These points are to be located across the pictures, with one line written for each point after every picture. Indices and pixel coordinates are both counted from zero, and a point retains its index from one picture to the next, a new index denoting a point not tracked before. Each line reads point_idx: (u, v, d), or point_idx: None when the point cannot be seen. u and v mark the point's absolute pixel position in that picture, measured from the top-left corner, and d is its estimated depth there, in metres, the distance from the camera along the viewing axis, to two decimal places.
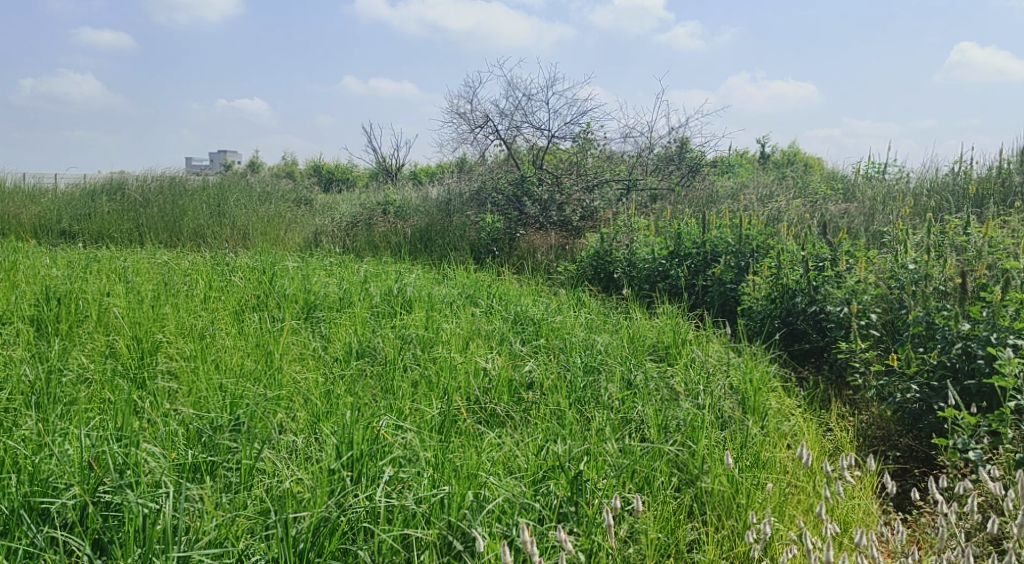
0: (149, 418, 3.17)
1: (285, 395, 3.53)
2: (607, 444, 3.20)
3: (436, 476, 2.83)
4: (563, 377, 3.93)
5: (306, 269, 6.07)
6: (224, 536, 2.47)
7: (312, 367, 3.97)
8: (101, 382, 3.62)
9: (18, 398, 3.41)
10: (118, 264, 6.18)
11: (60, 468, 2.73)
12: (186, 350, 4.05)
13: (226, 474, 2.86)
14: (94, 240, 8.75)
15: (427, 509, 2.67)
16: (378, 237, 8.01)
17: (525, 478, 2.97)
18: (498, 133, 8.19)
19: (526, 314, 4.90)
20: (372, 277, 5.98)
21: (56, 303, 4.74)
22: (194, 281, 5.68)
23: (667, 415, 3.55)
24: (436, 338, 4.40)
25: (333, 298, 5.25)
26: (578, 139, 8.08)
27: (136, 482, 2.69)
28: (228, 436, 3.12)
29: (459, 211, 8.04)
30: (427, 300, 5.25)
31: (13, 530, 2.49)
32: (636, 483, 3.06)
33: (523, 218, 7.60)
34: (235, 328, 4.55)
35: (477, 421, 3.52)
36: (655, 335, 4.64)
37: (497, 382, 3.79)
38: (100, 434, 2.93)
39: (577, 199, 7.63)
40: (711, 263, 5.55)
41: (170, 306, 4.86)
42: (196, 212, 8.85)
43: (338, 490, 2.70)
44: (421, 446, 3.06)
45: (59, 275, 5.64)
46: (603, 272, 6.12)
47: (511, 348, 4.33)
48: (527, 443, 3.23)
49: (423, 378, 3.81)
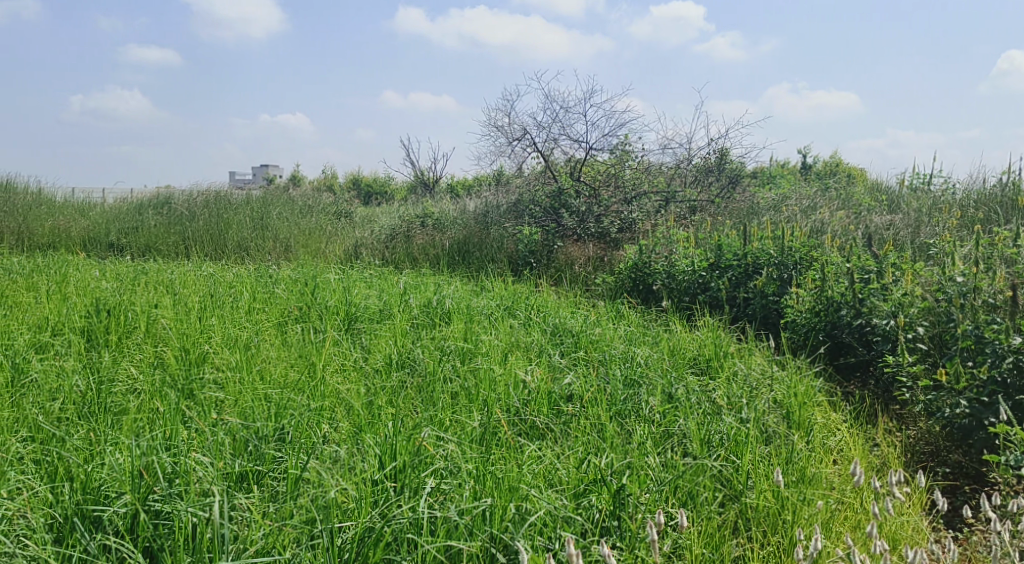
0: (196, 427, 3.24)
1: (328, 406, 3.59)
2: (649, 458, 3.18)
3: (477, 489, 2.84)
4: (602, 391, 3.90)
5: (346, 281, 6.15)
6: (271, 545, 2.51)
7: (353, 378, 4.00)
8: (150, 392, 3.70)
9: (70, 407, 3.49)
10: (165, 277, 6.32)
11: (111, 477, 2.79)
12: (231, 360, 4.13)
13: (273, 483, 2.91)
14: (141, 252, 8.97)
15: (470, 521, 2.68)
16: (416, 249, 8.09)
17: (567, 491, 2.96)
18: (536, 145, 8.19)
19: (565, 326, 4.89)
20: (411, 289, 6.03)
21: (106, 315, 4.86)
22: (238, 293, 5.78)
23: (709, 428, 3.51)
24: (476, 350, 4.42)
25: (374, 310, 5.30)
26: (616, 151, 8.03)
27: (185, 491, 2.74)
28: (274, 446, 3.17)
29: (496, 223, 8.06)
30: (466, 312, 5.29)
31: (66, 538, 2.56)
32: (679, 498, 3.03)
33: (561, 231, 7.60)
34: (280, 339, 4.62)
35: (517, 434, 3.51)
36: (696, 348, 4.60)
37: (538, 394, 3.78)
38: (150, 444, 3.00)
39: (615, 211, 7.59)
40: (753, 275, 5.49)
41: (216, 318, 4.96)
42: (240, 225, 9.02)
43: (383, 501, 2.73)
44: (463, 458, 3.09)
45: (108, 287, 5.79)
46: (643, 285, 6.05)
47: (550, 360, 4.32)
48: (568, 456, 3.22)
49: (463, 390, 3.83)
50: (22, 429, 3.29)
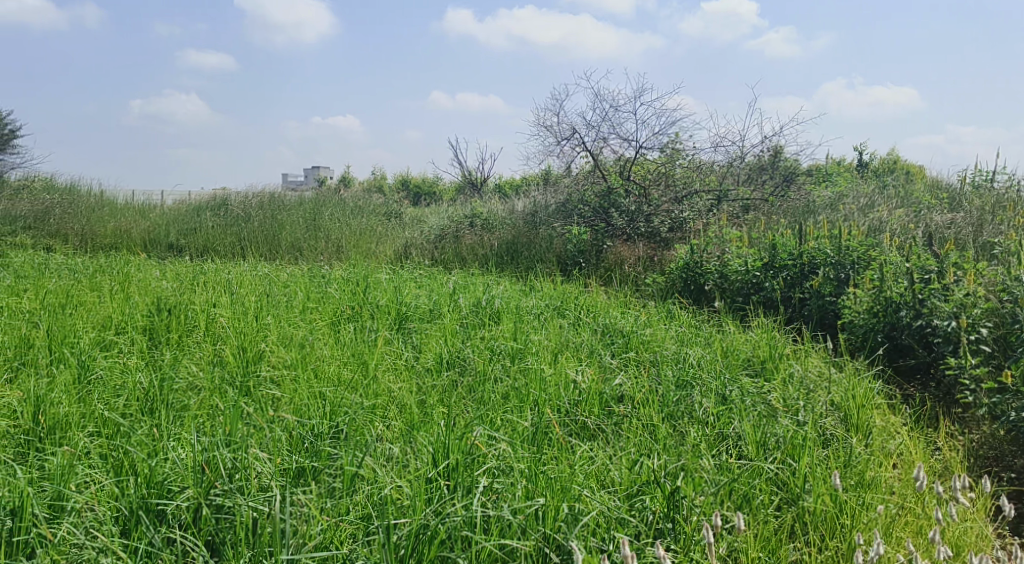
0: (255, 424, 3.32)
1: (381, 404, 3.64)
2: (704, 460, 3.16)
3: (530, 488, 2.85)
4: (654, 392, 3.87)
5: (397, 281, 6.22)
6: (329, 540, 2.55)
7: (405, 377, 4.04)
8: (210, 390, 3.79)
9: (134, 404, 3.60)
10: (222, 277, 6.47)
11: (175, 472, 2.86)
12: (287, 359, 4.22)
13: (329, 479, 2.96)
14: (199, 253, 9.19)
15: (523, 521, 2.69)
16: (465, 249, 8.14)
17: (620, 493, 2.95)
18: (585, 145, 8.16)
19: (615, 326, 4.87)
20: (461, 288, 6.07)
21: (167, 314, 5.00)
22: (293, 292, 5.90)
23: (765, 431, 3.46)
24: (526, 349, 4.42)
25: (424, 309, 5.35)
26: (666, 149, 7.96)
27: (245, 486, 2.80)
28: (329, 443, 3.22)
29: (545, 223, 8.05)
30: (515, 311, 5.30)
31: (133, 531, 2.64)
32: (735, 501, 3.00)
33: (611, 230, 7.54)
34: (333, 338, 4.70)
35: (569, 434, 3.50)
36: (750, 349, 4.53)
37: (589, 395, 3.76)
38: (210, 439, 3.07)
39: (666, 210, 7.51)
40: (809, 275, 5.39)
41: (272, 317, 5.06)
42: (294, 226, 9.22)
43: (436, 499, 2.75)
44: (515, 457, 3.10)
45: (168, 287, 5.95)
46: (694, 285, 5.97)
47: (601, 360, 4.30)
48: (621, 457, 3.20)
49: (513, 390, 3.83)
50: (88, 424, 3.39)
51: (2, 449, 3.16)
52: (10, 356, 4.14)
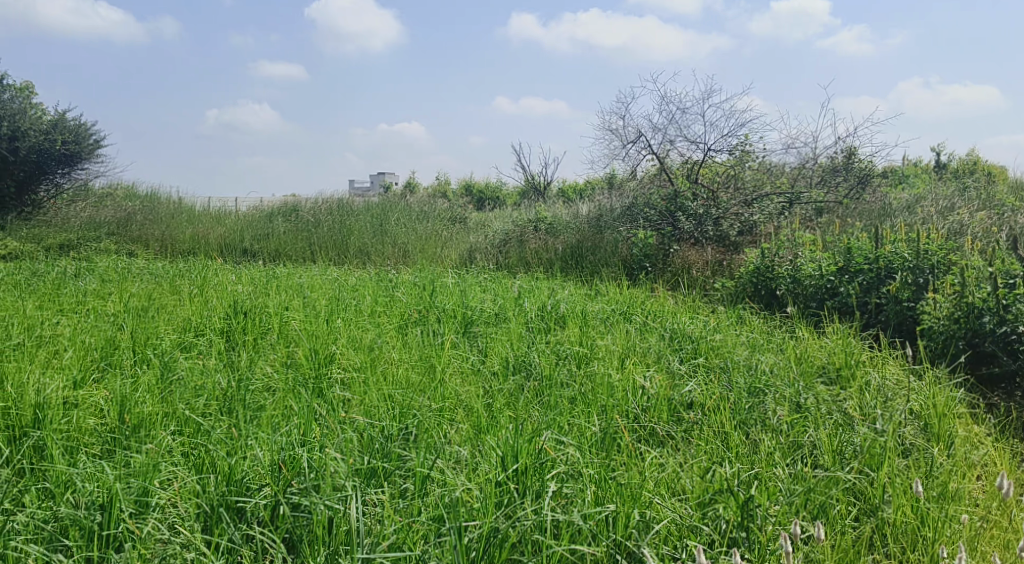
0: (328, 426, 3.39)
1: (448, 407, 3.68)
2: (778, 469, 3.10)
3: (600, 494, 2.85)
4: (725, 399, 3.80)
5: (463, 286, 6.29)
6: (402, 541, 2.59)
7: (471, 381, 4.07)
8: (284, 390, 3.90)
9: (213, 404, 3.72)
10: (295, 281, 6.66)
11: (253, 471, 2.95)
12: (356, 361, 4.30)
13: (400, 480, 3.01)
14: (272, 257, 9.43)
15: (594, 527, 2.69)
16: (529, 253, 8.15)
17: (691, 501, 2.92)
18: (651, 148, 8.08)
19: (684, 331, 4.80)
20: (526, 293, 6.08)
21: (243, 317, 5.16)
22: (362, 296, 6.02)
23: (841, 439, 3.38)
24: (592, 354, 4.40)
25: (489, 313, 5.38)
26: (736, 151, 7.81)
27: (320, 486, 2.87)
28: (399, 445, 3.27)
29: (610, 227, 8.00)
30: (581, 316, 5.29)
31: (215, 528, 2.74)
32: (810, 511, 2.94)
33: (678, 234, 7.44)
34: (401, 341, 4.76)
35: (638, 440, 3.47)
36: (825, 356, 4.42)
37: (657, 402, 3.72)
38: (286, 439, 3.16)
39: (735, 213, 7.41)
40: (886, 279, 5.21)
41: (342, 320, 5.17)
42: (362, 232, 9.45)
43: (506, 503, 2.77)
44: (584, 463, 3.09)
45: (243, 291, 6.14)
46: (765, 289, 5.86)
47: (669, 366, 4.25)
48: (692, 465, 3.17)
49: (580, 394, 3.81)
50: (171, 423, 3.51)
51: (91, 446, 3.29)
52: (97, 355, 4.32)
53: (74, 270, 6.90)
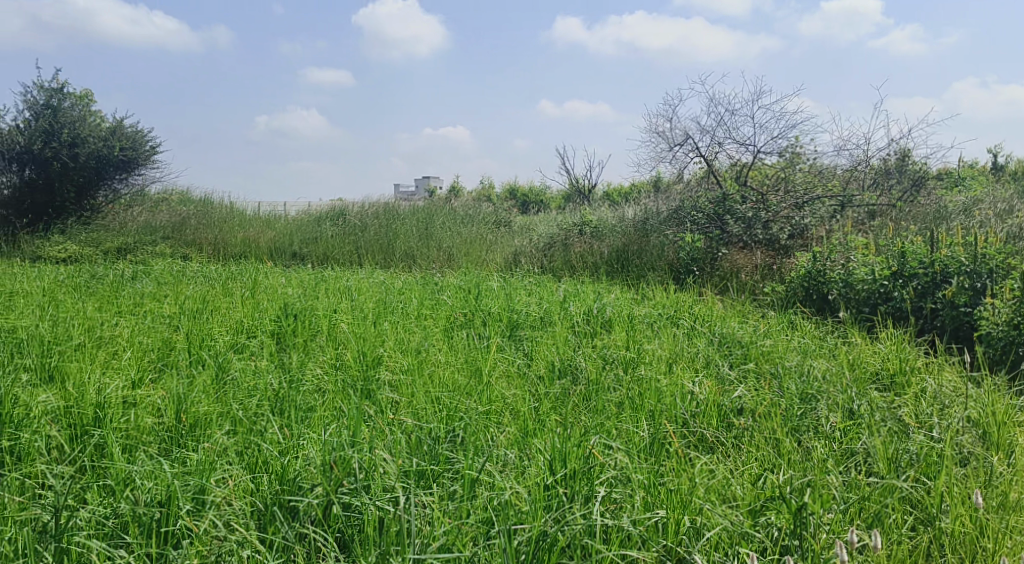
0: (376, 427, 3.42)
1: (495, 410, 3.69)
2: (831, 476, 3.05)
3: (649, 499, 2.84)
4: (776, 405, 3.74)
5: (508, 289, 6.30)
6: (452, 542, 2.61)
7: (518, 384, 4.07)
8: (334, 392, 3.96)
9: (265, 404, 3.78)
10: (343, 284, 6.75)
11: (305, 470, 2.99)
12: (403, 364, 4.34)
13: (449, 482, 3.04)
14: (320, 261, 9.57)
15: (644, 532, 2.68)
16: (575, 257, 8.14)
17: (743, 507, 2.89)
18: (699, 150, 8.01)
19: (733, 336, 4.75)
20: (571, 296, 6.07)
21: (292, 319, 5.25)
22: (408, 299, 6.07)
23: (896, 447, 3.31)
24: (639, 358, 4.37)
25: (535, 317, 5.38)
26: (786, 153, 7.73)
27: (370, 486, 2.90)
28: (446, 448, 3.29)
29: (657, 230, 7.95)
30: (627, 320, 5.26)
31: (269, 526, 2.79)
32: (865, 520, 2.88)
33: (726, 237, 7.28)
34: (447, 344, 4.80)
35: (687, 446, 3.43)
36: (879, 362, 4.32)
37: (707, 407, 3.67)
38: (337, 440, 3.21)
39: (786, 215, 7.22)
40: (942, 284, 5.10)
41: (389, 323, 5.23)
42: (408, 235, 9.55)
43: (556, 506, 2.77)
44: (633, 468, 3.08)
45: (293, 293, 6.25)
46: (817, 294, 5.73)
47: (718, 371, 4.20)
48: (743, 472, 3.13)
49: (627, 399, 3.79)
50: (225, 423, 3.59)
51: (149, 444, 3.37)
52: (154, 356, 4.43)
53: (131, 272, 7.10)
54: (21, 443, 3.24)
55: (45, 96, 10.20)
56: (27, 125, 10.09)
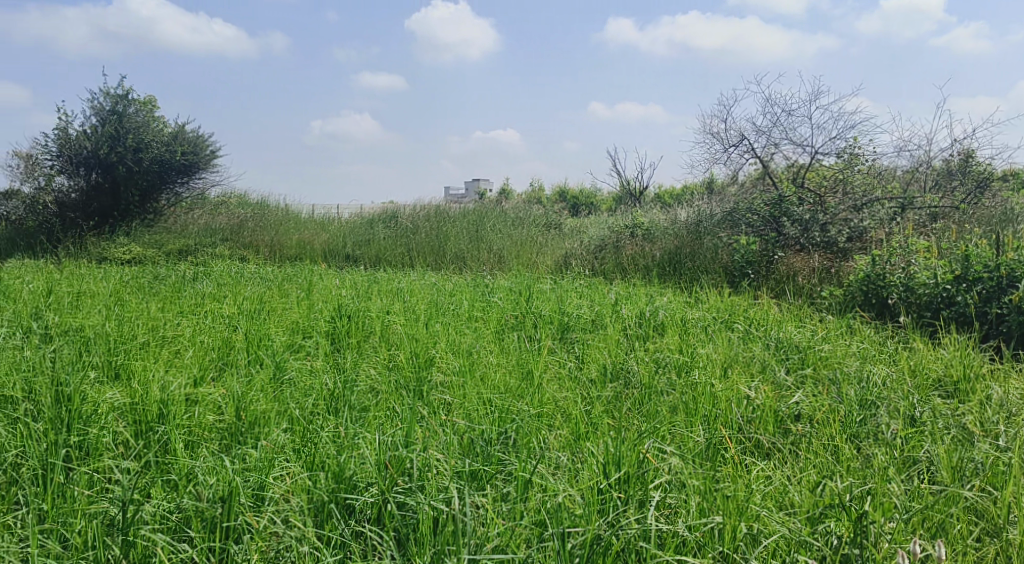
0: (430, 427, 3.45)
1: (547, 412, 3.69)
2: (892, 484, 2.98)
3: (705, 505, 2.81)
4: (834, 412, 3.67)
5: (559, 292, 6.29)
6: (506, 544, 2.62)
7: (570, 388, 4.07)
8: (388, 392, 4.01)
9: (321, 404, 3.85)
10: (395, 286, 6.83)
11: (361, 469, 3.03)
12: (456, 365, 4.37)
13: (502, 484, 3.05)
14: (372, 263, 9.67)
15: (699, 538, 2.66)
16: (626, 260, 8.08)
17: (801, 515, 2.84)
18: (754, 151, 7.88)
19: (789, 341, 4.66)
20: (623, 299, 6.04)
21: (346, 320, 5.33)
22: (460, 301, 6.11)
23: (961, 456, 3.22)
24: (693, 362, 4.32)
25: (586, 320, 5.37)
26: (845, 154, 7.55)
27: (425, 486, 2.93)
28: (499, 449, 3.31)
29: (710, 233, 7.85)
30: (681, 324, 5.20)
31: (326, 523, 2.84)
32: (928, 530, 2.80)
33: (782, 240, 7.22)
34: (499, 346, 4.82)
35: (743, 452, 3.38)
36: (941, 368, 4.20)
37: (763, 413, 3.62)
38: (392, 440, 3.25)
39: (844, 218, 7.09)
40: (1007, 289, 4.98)
41: (441, 325, 5.27)
42: (458, 237, 9.67)
43: (610, 510, 2.77)
44: (688, 472, 3.05)
45: (347, 295, 6.35)
46: (877, 297, 5.58)
47: (775, 376, 4.13)
48: (800, 479, 3.08)
49: (681, 403, 3.75)
50: (282, 421, 3.67)
51: (210, 441, 3.46)
52: (214, 355, 4.54)
53: (192, 274, 7.29)
54: (90, 439, 3.35)
55: (111, 102, 10.50)
56: (93, 131, 10.40)
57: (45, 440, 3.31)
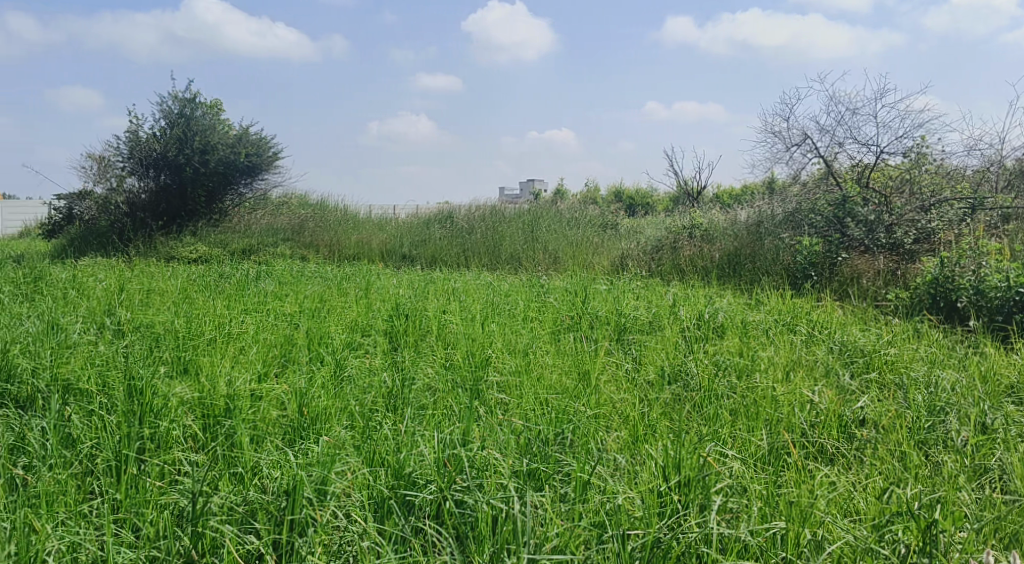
0: (488, 426, 3.48)
1: (604, 414, 3.68)
2: (963, 492, 2.90)
3: (767, 511, 2.77)
4: (901, 418, 3.57)
5: (616, 293, 6.26)
6: (564, 544, 2.63)
7: (627, 389, 4.04)
8: (446, 391, 4.05)
9: (380, 401, 3.91)
10: (451, 286, 6.88)
11: (421, 466, 3.07)
12: (512, 365, 4.39)
13: (561, 485, 3.06)
14: (429, 263, 9.75)
15: (762, 544, 2.62)
16: (684, 261, 7.99)
17: (866, 522, 2.77)
18: (817, 151, 7.71)
19: (854, 344, 4.54)
20: (681, 301, 5.98)
21: (404, 319, 5.40)
22: (515, 301, 6.14)
23: None
24: (753, 366, 4.26)
25: (644, 321, 5.33)
26: (912, 153, 7.34)
27: (483, 485, 2.96)
28: (556, 450, 3.31)
29: (770, 234, 7.72)
30: (741, 326, 5.13)
31: (387, 519, 2.89)
32: (1001, 540, 2.71)
33: (846, 241, 7.02)
34: (555, 347, 4.82)
35: (806, 457, 3.31)
36: (1015, 375, 4.06)
37: (827, 417, 3.54)
38: (451, 438, 3.28)
39: (910, 219, 6.87)
40: None
41: (497, 324, 5.30)
42: (513, 238, 9.69)
43: (670, 514, 2.74)
44: (749, 477, 3.01)
45: (404, 294, 6.44)
46: (945, 301, 5.42)
47: (838, 380, 4.03)
48: (866, 485, 3.01)
49: (742, 406, 3.69)
50: (343, 417, 3.74)
51: (274, 436, 3.55)
52: (277, 352, 4.65)
53: (255, 272, 7.48)
54: (161, 432, 3.46)
55: (179, 106, 10.80)
56: (162, 134, 10.73)
57: (119, 432, 3.43)
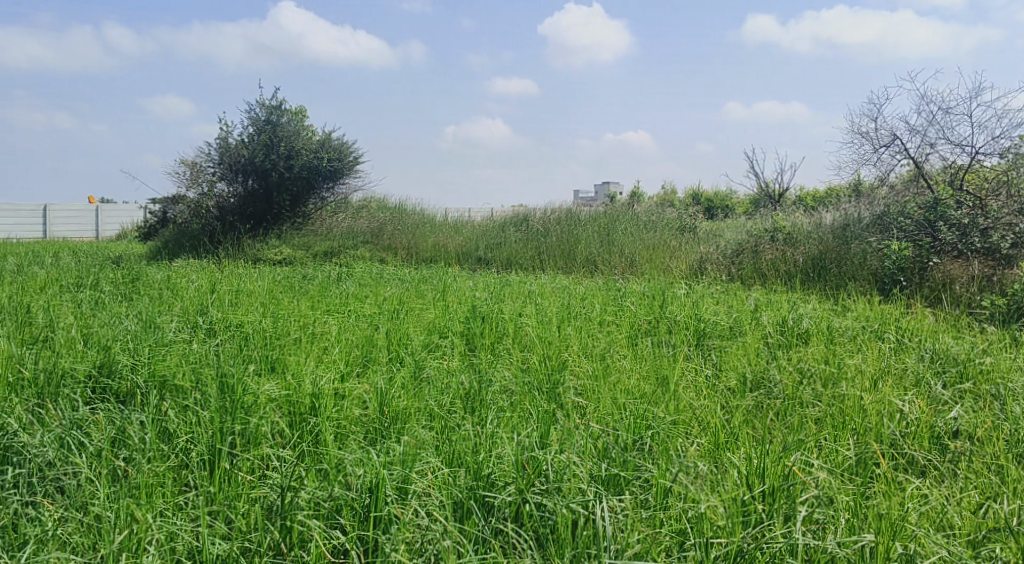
0: (566, 429, 3.49)
1: (683, 420, 3.64)
2: None
3: (855, 523, 2.71)
4: (998, 430, 3.42)
5: (694, 297, 6.18)
6: (645, 551, 2.63)
7: (707, 396, 3.98)
8: (522, 394, 4.08)
9: (458, 403, 3.97)
10: (527, 289, 6.91)
11: (500, 468, 3.11)
12: (589, 369, 4.38)
13: (640, 490, 3.04)
14: (504, 265, 9.83)
15: (850, 556, 2.56)
16: (765, 265, 7.80)
17: (960, 538, 2.68)
18: (907, 151, 7.44)
19: (946, 352, 4.36)
20: (763, 306, 5.86)
21: (481, 322, 5.46)
22: (591, 305, 6.13)
23: None
24: (839, 374, 4.13)
25: (723, 327, 5.23)
26: (1009, 153, 6.97)
27: (562, 488, 2.98)
28: (636, 455, 3.30)
29: (857, 237, 7.49)
30: (826, 332, 4.98)
31: (467, 519, 2.93)
32: None
33: (937, 244, 6.74)
34: (633, 351, 4.79)
35: (896, 468, 3.21)
36: None
37: (918, 427, 3.41)
38: (531, 440, 3.31)
39: (1007, 223, 6.54)
40: None
41: (573, 328, 5.30)
42: (589, 241, 9.68)
43: (754, 523, 2.70)
44: (836, 487, 2.94)
45: (481, 297, 6.50)
46: None
47: (930, 390, 3.87)
48: (960, 499, 2.90)
49: (828, 415, 3.60)
50: (423, 417, 3.82)
51: (357, 434, 3.64)
52: (359, 352, 4.76)
53: (336, 274, 7.68)
54: (251, 428, 3.59)
55: (267, 113, 11.19)
56: (250, 140, 11.13)
57: (212, 427, 3.58)
